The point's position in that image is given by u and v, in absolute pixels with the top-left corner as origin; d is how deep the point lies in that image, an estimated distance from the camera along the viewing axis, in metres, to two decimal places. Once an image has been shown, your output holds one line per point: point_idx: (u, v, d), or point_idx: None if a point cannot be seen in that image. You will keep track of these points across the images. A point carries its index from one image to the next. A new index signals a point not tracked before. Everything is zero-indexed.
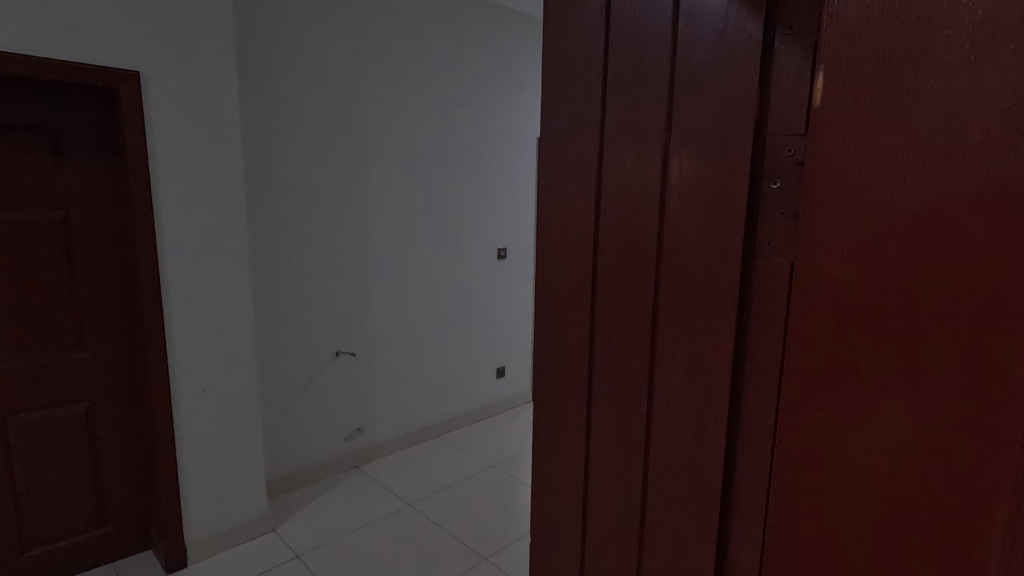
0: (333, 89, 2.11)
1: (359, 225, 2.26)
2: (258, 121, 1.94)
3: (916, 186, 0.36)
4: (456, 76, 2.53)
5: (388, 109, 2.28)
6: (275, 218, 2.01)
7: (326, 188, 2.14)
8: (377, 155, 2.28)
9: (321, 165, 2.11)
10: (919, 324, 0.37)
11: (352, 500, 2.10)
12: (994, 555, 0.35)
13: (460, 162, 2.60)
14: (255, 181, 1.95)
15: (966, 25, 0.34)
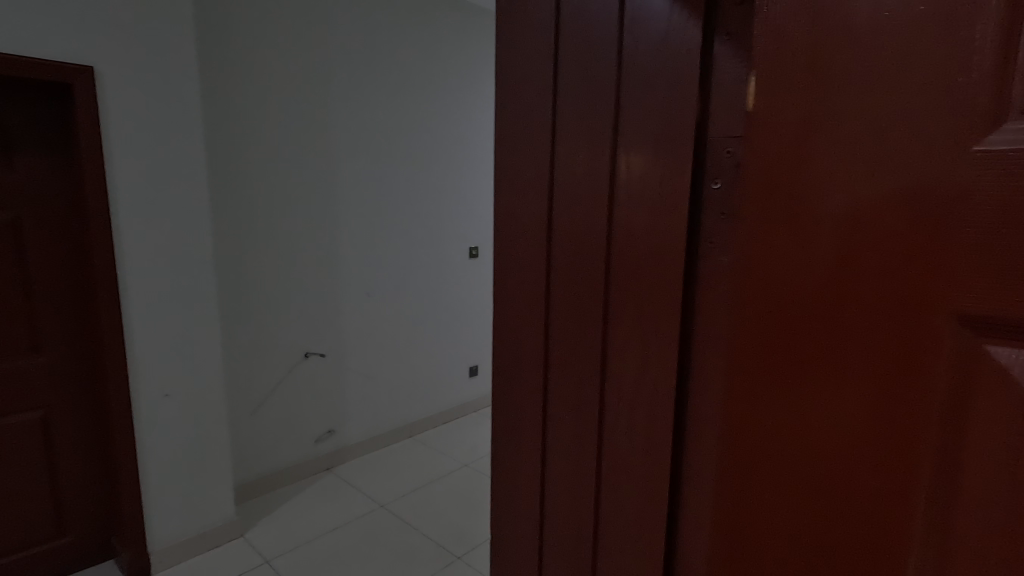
0: (298, 93, 2.08)
1: (329, 234, 2.24)
2: (225, 111, 1.90)
3: (846, 185, 0.37)
4: (431, 61, 2.52)
5: (353, 110, 2.25)
6: (240, 218, 1.98)
7: (289, 192, 2.10)
8: (346, 161, 2.26)
9: (285, 166, 2.08)
10: (845, 323, 0.37)
11: (322, 503, 2.12)
12: (912, 551, 0.36)
13: (431, 157, 2.59)
14: (225, 174, 1.92)
15: (884, 32, 0.34)
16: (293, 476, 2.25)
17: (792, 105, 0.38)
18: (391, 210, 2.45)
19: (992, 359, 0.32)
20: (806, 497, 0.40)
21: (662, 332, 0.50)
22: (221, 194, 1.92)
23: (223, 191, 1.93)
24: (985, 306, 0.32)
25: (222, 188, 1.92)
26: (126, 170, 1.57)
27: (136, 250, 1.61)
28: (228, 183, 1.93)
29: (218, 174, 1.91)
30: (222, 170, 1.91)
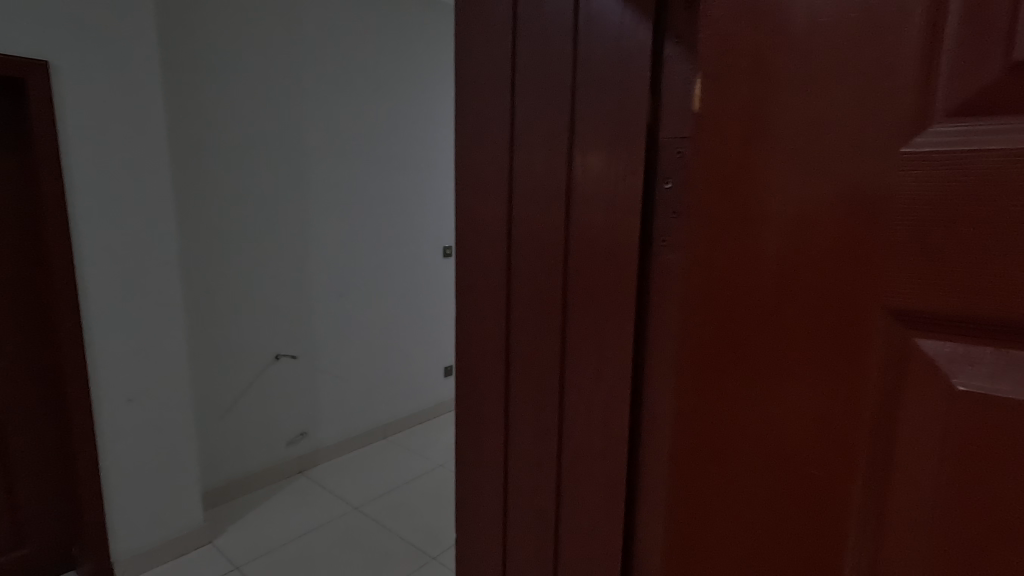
0: (267, 91, 2.05)
1: (299, 234, 2.21)
2: (190, 110, 1.86)
3: (789, 187, 0.38)
4: (403, 60, 2.50)
5: (324, 110, 2.22)
6: (207, 219, 1.94)
7: (258, 193, 2.07)
8: (316, 160, 2.23)
9: (253, 165, 2.04)
10: (789, 321, 0.39)
11: (294, 507, 2.09)
12: (850, 536, 0.38)
13: (404, 156, 2.57)
14: (191, 174, 1.88)
15: (821, 37, 0.35)
16: (264, 480, 2.21)
17: (736, 108, 0.39)
18: (362, 210, 2.42)
19: (922, 350, 0.34)
20: (751, 492, 0.41)
21: (618, 331, 0.51)
22: (186, 194, 1.87)
23: (188, 191, 1.88)
24: (916, 301, 0.34)
25: (187, 187, 1.87)
26: (85, 170, 1.52)
27: (96, 251, 1.56)
28: (194, 184, 1.89)
29: (183, 174, 1.86)
30: (187, 170, 1.87)
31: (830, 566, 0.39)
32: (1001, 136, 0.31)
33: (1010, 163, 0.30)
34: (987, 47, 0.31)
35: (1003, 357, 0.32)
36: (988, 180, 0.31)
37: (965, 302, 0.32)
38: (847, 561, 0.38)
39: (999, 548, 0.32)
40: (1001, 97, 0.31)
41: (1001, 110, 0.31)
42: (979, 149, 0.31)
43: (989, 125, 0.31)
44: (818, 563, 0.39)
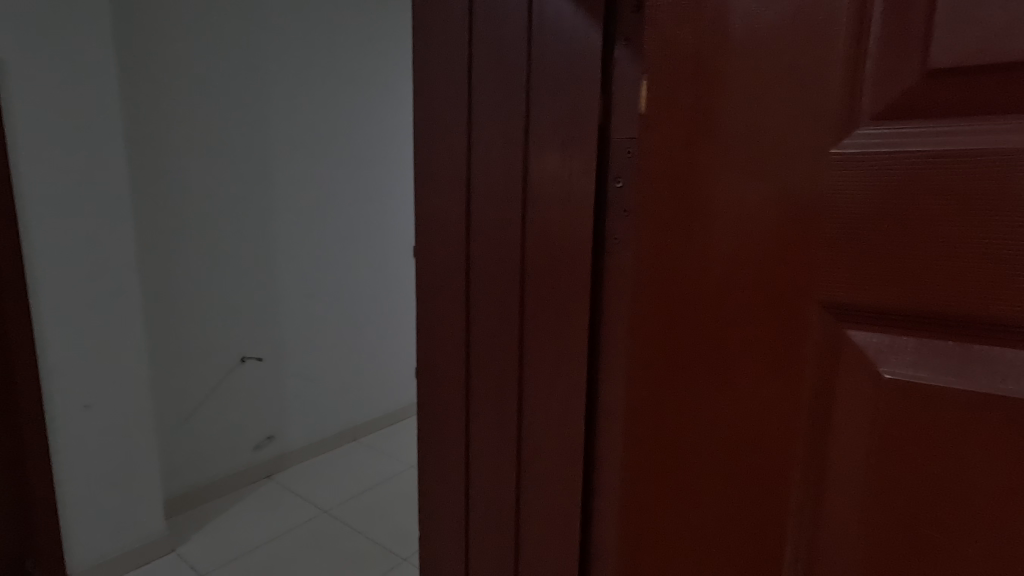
0: (233, 63, 1.85)
1: (266, 222, 2.02)
2: (147, 84, 1.66)
3: (728, 189, 0.39)
4: (383, 41, 2.31)
5: (295, 91, 2.03)
6: (165, 204, 1.75)
7: (220, 177, 1.86)
8: (286, 141, 2.03)
9: (216, 144, 1.84)
10: (730, 318, 0.40)
11: (261, 511, 1.97)
12: (788, 520, 0.40)
13: (383, 137, 2.37)
14: (147, 154, 1.68)
15: (756, 43, 0.37)
16: (229, 487, 2.05)
17: (681, 112, 0.40)
18: (336, 196, 2.23)
19: (852, 342, 0.36)
20: (700, 486, 0.43)
21: (575, 327, 0.51)
22: (139, 177, 1.68)
23: (144, 174, 1.69)
24: (843, 296, 0.36)
25: (143, 167, 1.68)
26: (35, 152, 1.34)
27: (46, 236, 1.38)
28: (150, 164, 1.69)
29: (135, 152, 1.66)
30: (141, 149, 1.67)
31: (771, 551, 0.41)
32: (918, 139, 0.33)
33: (925, 165, 0.33)
34: (906, 55, 0.33)
35: (922, 347, 0.35)
36: (906, 180, 0.33)
37: (888, 296, 0.35)
38: (787, 546, 0.40)
39: (920, 523, 0.35)
40: (919, 102, 0.33)
41: (918, 114, 0.33)
42: (898, 151, 0.34)
43: (909, 128, 0.34)
44: (759, 549, 0.41)
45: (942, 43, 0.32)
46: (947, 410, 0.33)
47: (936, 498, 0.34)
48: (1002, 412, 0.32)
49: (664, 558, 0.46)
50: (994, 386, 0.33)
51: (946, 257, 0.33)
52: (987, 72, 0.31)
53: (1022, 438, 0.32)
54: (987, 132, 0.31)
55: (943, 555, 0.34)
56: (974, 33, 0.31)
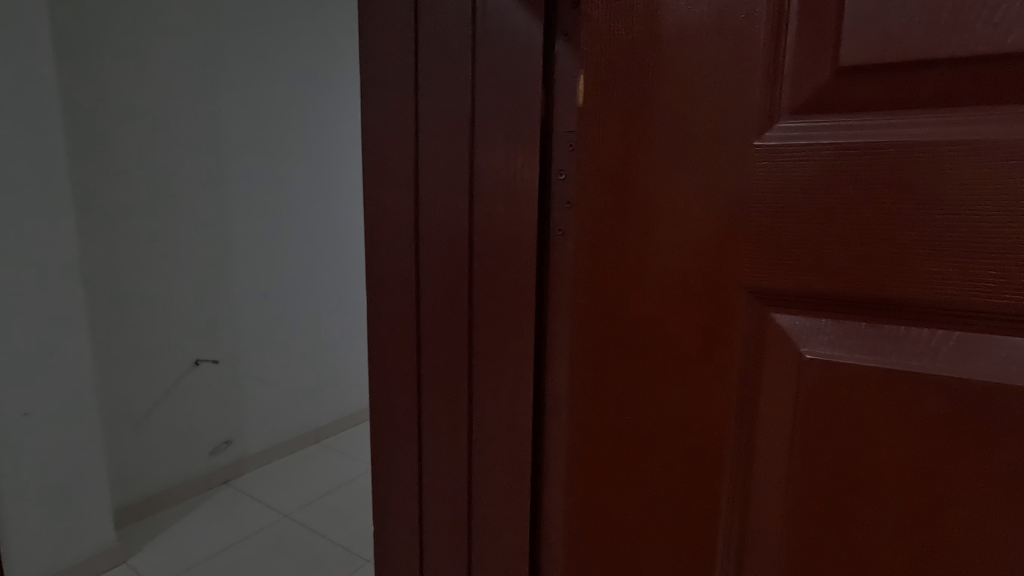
0: (182, 53, 1.78)
1: (218, 218, 1.95)
2: (87, 74, 1.58)
3: (663, 180, 0.41)
4: (335, 37, 2.27)
5: (246, 86, 1.98)
6: (110, 200, 1.67)
7: (169, 173, 1.79)
8: (239, 136, 1.98)
9: (163, 138, 1.77)
10: (666, 305, 0.42)
11: (219, 518, 1.90)
12: (722, 497, 0.42)
13: (338, 134, 2.35)
14: (88, 147, 1.60)
15: (686, 38, 0.39)
16: (183, 494, 1.97)
17: (617, 104, 0.42)
18: (290, 193, 2.18)
19: (777, 325, 0.39)
20: (641, 469, 0.45)
21: (522, 318, 0.52)
22: (80, 170, 1.59)
23: (86, 168, 1.60)
24: (768, 281, 0.38)
25: (83, 161, 1.59)
26: None
27: None
28: (90, 157, 1.61)
29: (75, 145, 1.58)
30: (81, 142, 1.59)
31: (706, 526, 0.43)
32: (832, 132, 0.35)
33: (838, 156, 0.35)
34: (819, 55, 0.35)
35: (838, 327, 0.37)
36: (822, 171, 0.36)
37: (808, 280, 0.37)
38: (720, 521, 0.42)
39: (837, 492, 0.37)
40: (833, 97, 0.35)
41: (831, 109, 0.36)
42: (813, 143, 0.36)
43: (824, 122, 0.36)
44: (696, 525, 0.43)
45: (850, 43, 0.34)
46: (861, 385, 0.36)
47: (850, 468, 0.37)
48: (908, 384, 0.35)
49: (609, 540, 0.47)
50: (902, 361, 0.35)
51: (855, 243, 0.35)
52: (890, 71, 0.34)
53: (926, 409, 0.34)
54: (890, 126, 0.34)
55: (856, 522, 0.37)
56: (877, 35, 0.33)
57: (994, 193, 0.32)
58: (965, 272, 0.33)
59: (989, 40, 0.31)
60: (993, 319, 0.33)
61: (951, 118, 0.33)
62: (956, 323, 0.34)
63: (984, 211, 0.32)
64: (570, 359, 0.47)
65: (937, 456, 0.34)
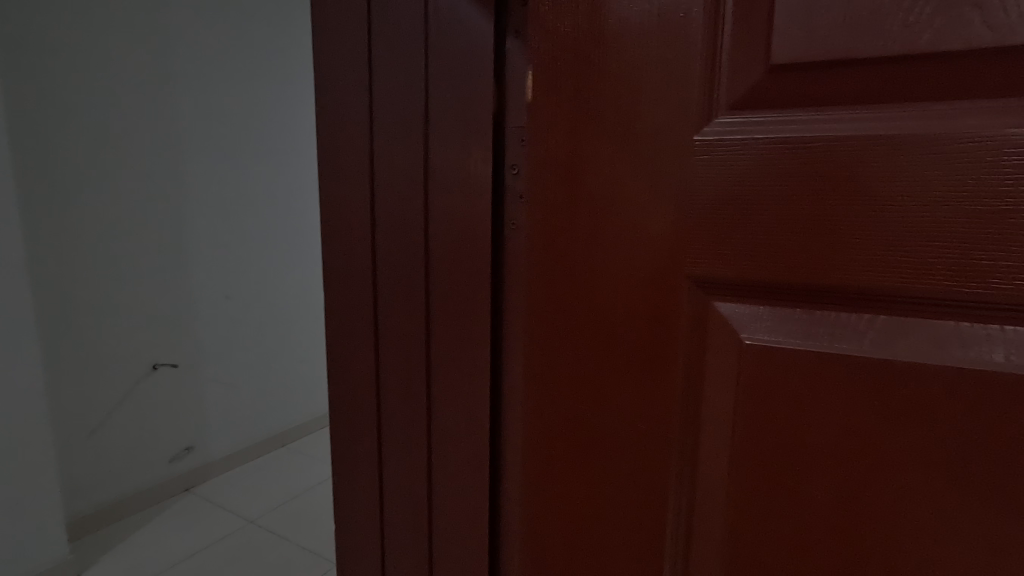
0: (135, 45, 1.72)
1: (176, 218, 1.89)
2: (32, 65, 1.51)
3: (609, 172, 0.42)
4: (296, 32, 2.24)
5: (203, 81, 1.92)
6: (59, 199, 1.60)
7: (124, 171, 1.73)
8: (196, 132, 1.92)
9: (115, 134, 1.70)
10: (614, 294, 0.43)
11: (180, 527, 1.83)
12: (671, 479, 0.43)
13: (300, 132, 2.30)
14: (35, 144, 1.53)
15: (629, 35, 0.40)
16: (142, 503, 1.90)
17: (564, 100, 0.43)
18: (250, 192, 2.13)
19: (718, 312, 0.40)
20: (594, 457, 0.46)
21: (477, 313, 0.53)
22: (25, 167, 1.52)
23: (32, 165, 1.53)
24: (709, 271, 0.39)
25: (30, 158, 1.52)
26: None
27: None
28: (37, 155, 1.54)
29: (20, 141, 1.51)
30: (27, 137, 1.52)
31: (655, 509, 0.44)
32: (766, 126, 0.37)
33: (771, 150, 0.37)
34: (752, 52, 0.37)
35: (773, 313, 0.39)
36: (756, 165, 0.37)
37: (746, 269, 0.38)
38: (669, 502, 0.44)
39: (775, 472, 0.39)
40: (765, 93, 0.37)
41: (763, 105, 0.37)
42: (748, 138, 0.37)
43: (757, 117, 0.37)
44: (645, 507, 0.45)
45: (780, 41, 0.36)
46: (794, 368, 0.38)
47: (787, 448, 0.39)
48: (838, 366, 0.37)
49: (565, 527, 0.48)
50: (834, 345, 0.37)
51: (788, 232, 0.37)
52: (819, 68, 0.35)
53: (854, 389, 0.37)
54: (818, 121, 0.36)
55: (793, 499, 0.39)
56: (804, 35, 0.35)
57: (910, 185, 0.34)
58: (886, 259, 0.35)
59: (906, 41, 0.33)
60: (913, 302, 0.35)
61: (873, 114, 0.35)
62: (880, 307, 0.36)
63: (902, 201, 0.34)
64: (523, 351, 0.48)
65: (865, 434, 0.37)
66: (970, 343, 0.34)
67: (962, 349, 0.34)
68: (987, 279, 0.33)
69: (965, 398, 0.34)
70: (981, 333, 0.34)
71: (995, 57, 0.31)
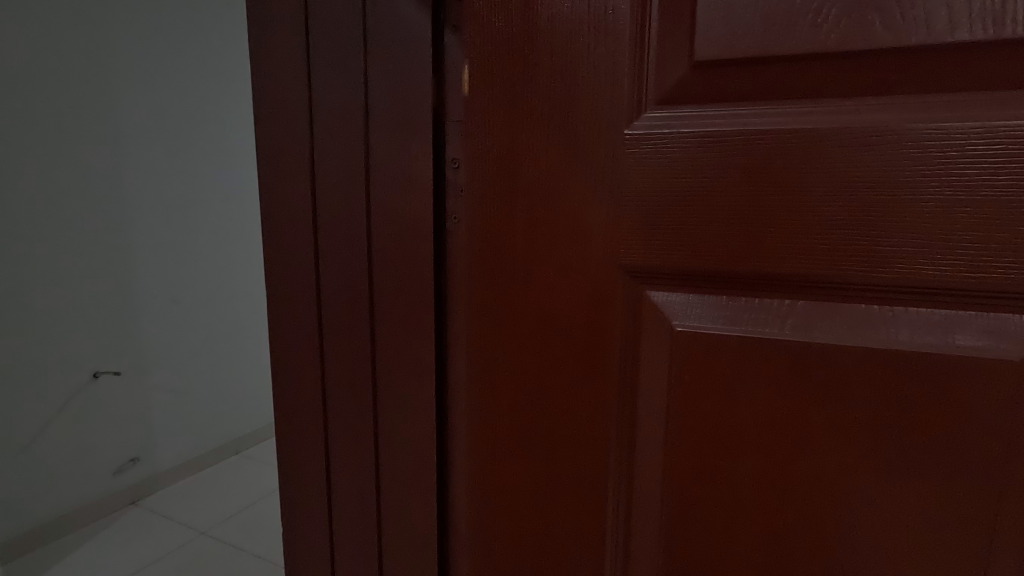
0: (67, 35, 1.63)
1: (115, 218, 1.80)
2: None
3: (543, 166, 0.43)
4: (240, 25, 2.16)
5: (143, 74, 1.84)
6: None
7: (56, 169, 1.64)
8: (135, 128, 1.83)
9: (46, 130, 1.60)
10: (551, 286, 0.44)
11: (126, 542, 1.74)
12: (610, 466, 0.45)
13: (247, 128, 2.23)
14: None
15: (563, 30, 0.41)
16: (83, 519, 1.80)
17: (501, 95, 0.43)
18: (195, 191, 2.05)
19: (651, 302, 0.41)
20: (537, 449, 0.47)
21: (421, 307, 0.52)
22: None
23: None
24: (642, 262, 0.41)
25: None
26: None
27: None
28: None
29: None
30: None
31: (596, 496, 0.45)
32: (693, 120, 0.38)
33: (696, 144, 0.38)
34: (678, 49, 0.38)
35: (703, 301, 0.40)
36: (683, 159, 0.39)
37: (675, 259, 0.40)
38: (610, 488, 0.45)
39: (706, 453, 0.41)
40: (690, 89, 0.38)
41: (689, 101, 0.39)
42: (675, 133, 0.39)
43: (683, 112, 0.39)
44: (587, 495, 0.46)
45: (703, 39, 0.37)
46: (721, 353, 0.40)
47: (717, 430, 0.40)
48: (762, 350, 0.39)
49: (512, 520, 0.49)
50: (758, 330, 0.39)
51: (713, 223, 0.39)
52: (738, 66, 0.37)
53: (776, 371, 0.39)
54: (739, 116, 0.37)
55: (724, 479, 0.41)
56: (724, 33, 0.37)
57: (822, 178, 0.36)
58: (803, 246, 0.37)
59: (817, 41, 0.35)
60: (828, 287, 0.37)
61: (789, 109, 0.37)
62: (798, 293, 0.38)
63: (815, 192, 0.36)
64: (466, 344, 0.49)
65: (788, 414, 0.39)
66: (878, 324, 0.37)
67: (872, 331, 0.37)
68: (892, 264, 0.35)
69: (875, 377, 0.36)
70: (889, 315, 0.36)
71: (893, 55, 0.34)
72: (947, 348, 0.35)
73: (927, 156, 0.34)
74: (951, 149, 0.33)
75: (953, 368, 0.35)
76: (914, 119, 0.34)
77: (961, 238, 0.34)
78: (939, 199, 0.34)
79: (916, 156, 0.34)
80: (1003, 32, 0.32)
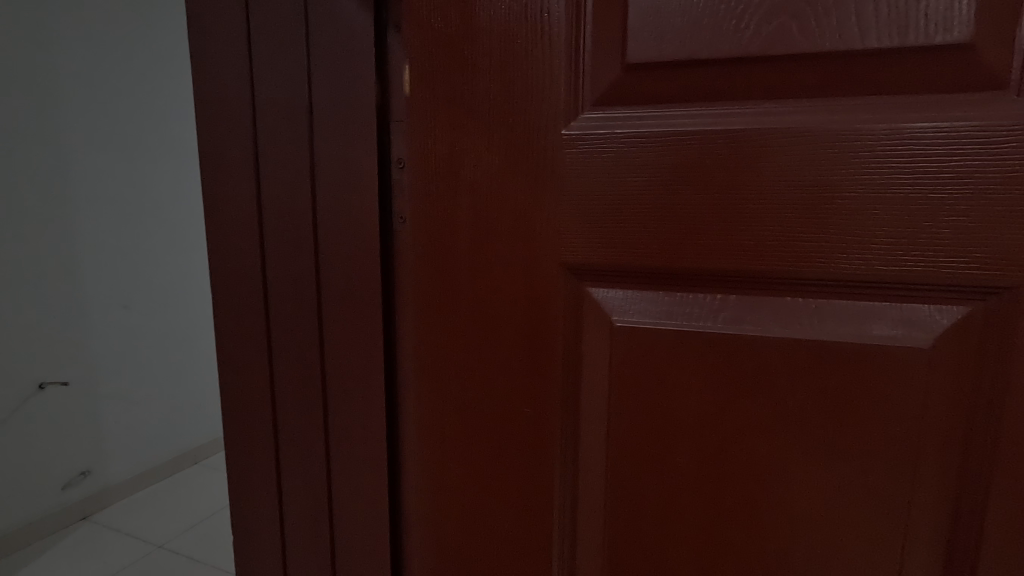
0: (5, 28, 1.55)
1: (61, 221, 1.73)
2: None
3: (484, 166, 0.43)
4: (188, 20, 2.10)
5: (87, 71, 1.76)
6: None
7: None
8: (81, 127, 1.76)
9: None
10: (494, 286, 0.44)
11: (77, 559, 1.66)
12: (556, 462, 0.45)
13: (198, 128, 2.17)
14: None
15: (504, 32, 0.41)
16: (29, 537, 1.71)
17: (442, 96, 0.44)
18: (145, 193, 1.98)
19: (592, 299, 0.42)
20: (484, 447, 0.47)
21: (370, 308, 0.52)
22: None
23: None
24: (583, 259, 0.42)
25: None
26: None
27: None
28: None
29: None
30: None
31: (544, 494, 0.46)
32: (628, 122, 0.40)
33: (629, 145, 0.39)
34: (612, 51, 0.39)
35: (640, 296, 0.41)
36: (618, 159, 0.40)
37: (614, 256, 0.41)
38: (557, 485, 0.46)
39: (646, 445, 0.42)
40: (624, 91, 0.40)
41: (623, 103, 0.40)
42: (610, 133, 0.40)
43: (618, 112, 0.40)
44: (537, 492, 0.46)
45: (635, 42, 0.38)
46: (658, 347, 0.41)
47: (656, 422, 0.42)
48: (696, 343, 0.40)
49: (464, 520, 0.49)
50: (693, 324, 0.40)
51: (648, 221, 0.40)
52: (669, 69, 0.38)
53: (710, 364, 0.40)
54: (670, 118, 0.39)
55: (662, 471, 0.42)
56: (654, 37, 0.38)
57: (749, 177, 0.38)
58: (732, 242, 0.38)
59: (740, 45, 0.37)
60: (758, 281, 0.39)
61: (715, 111, 0.38)
62: (728, 287, 0.40)
63: (741, 192, 0.38)
64: (413, 344, 0.49)
65: (722, 405, 0.40)
66: (802, 316, 0.38)
67: (796, 322, 0.38)
68: (813, 260, 0.37)
69: (801, 367, 0.38)
70: (813, 308, 0.38)
71: (813, 60, 0.36)
72: (865, 338, 0.37)
73: (844, 156, 0.36)
74: (864, 149, 0.35)
75: (871, 357, 0.37)
76: (829, 122, 0.36)
77: (874, 234, 0.36)
78: (855, 197, 0.36)
79: (832, 156, 0.36)
80: (908, 39, 0.34)
